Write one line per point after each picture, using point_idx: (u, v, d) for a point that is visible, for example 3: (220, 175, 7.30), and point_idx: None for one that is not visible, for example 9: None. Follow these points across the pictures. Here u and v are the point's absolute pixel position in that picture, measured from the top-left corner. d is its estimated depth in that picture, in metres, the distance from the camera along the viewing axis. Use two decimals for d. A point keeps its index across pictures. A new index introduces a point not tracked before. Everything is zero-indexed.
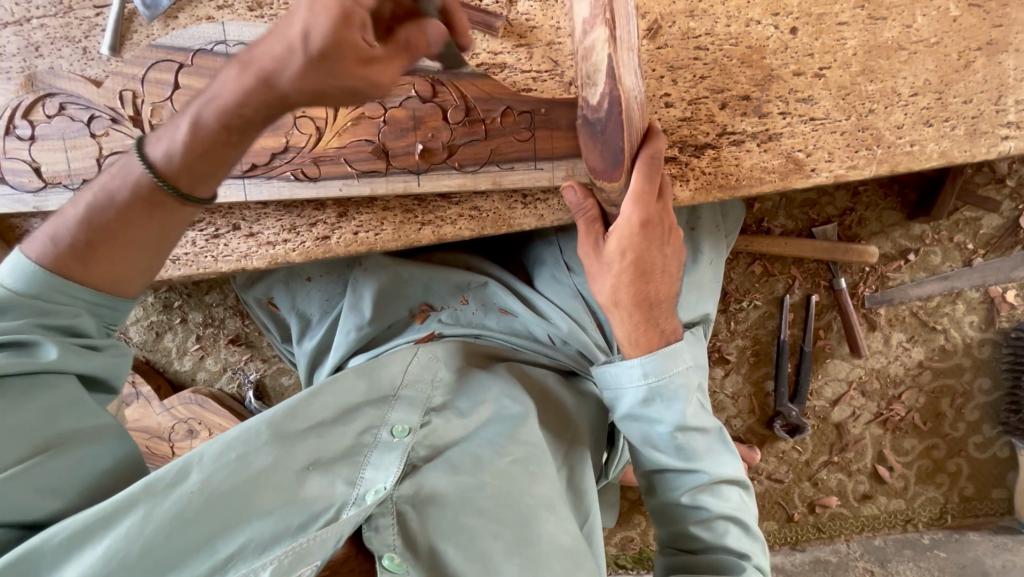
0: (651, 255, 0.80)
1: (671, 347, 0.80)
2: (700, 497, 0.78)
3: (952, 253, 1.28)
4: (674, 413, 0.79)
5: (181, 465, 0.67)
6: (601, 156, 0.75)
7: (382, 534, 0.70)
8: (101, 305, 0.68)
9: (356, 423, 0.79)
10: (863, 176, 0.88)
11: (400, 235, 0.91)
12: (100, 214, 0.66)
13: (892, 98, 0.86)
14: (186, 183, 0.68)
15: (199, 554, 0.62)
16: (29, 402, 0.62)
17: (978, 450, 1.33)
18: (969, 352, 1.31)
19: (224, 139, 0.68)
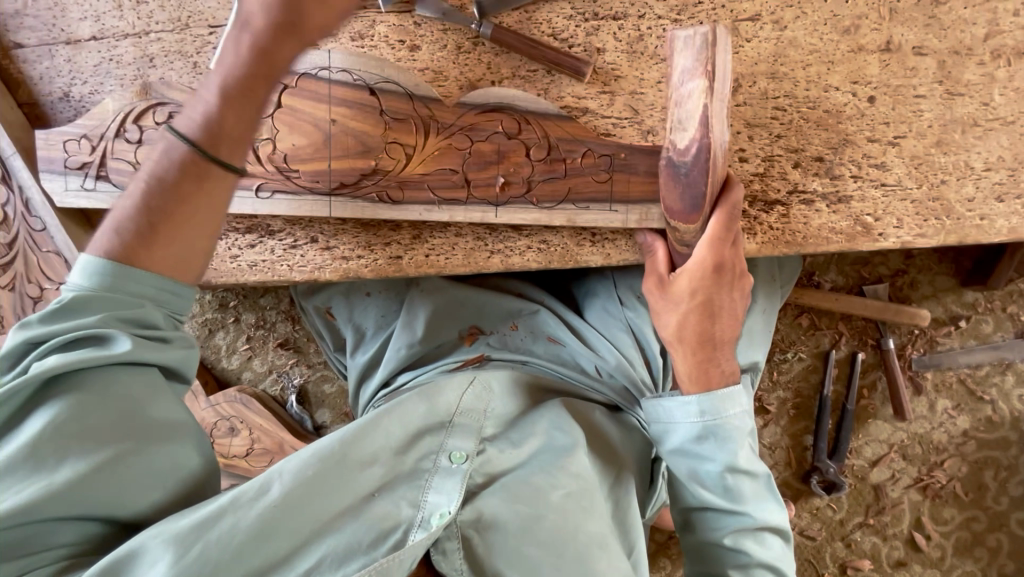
0: (717, 297, 0.83)
1: (726, 387, 0.81)
2: (740, 541, 0.76)
3: (1004, 323, 1.27)
4: (726, 454, 0.78)
5: (262, 481, 0.68)
6: (681, 198, 0.80)
7: (449, 558, 0.73)
8: (161, 288, 0.67)
9: (415, 450, 0.79)
10: (930, 244, 0.89)
11: (470, 261, 0.95)
12: (156, 197, 0.67)
13: (965, 171, 0.88)
14: (224, 149, 0.70)
15: (280, 567, 0.64)
16: (109, 395, 0.62)
17: (1021, 527, 1.30)
18: (1017, 425, 1.29)
19: (255, 90, 0.71)
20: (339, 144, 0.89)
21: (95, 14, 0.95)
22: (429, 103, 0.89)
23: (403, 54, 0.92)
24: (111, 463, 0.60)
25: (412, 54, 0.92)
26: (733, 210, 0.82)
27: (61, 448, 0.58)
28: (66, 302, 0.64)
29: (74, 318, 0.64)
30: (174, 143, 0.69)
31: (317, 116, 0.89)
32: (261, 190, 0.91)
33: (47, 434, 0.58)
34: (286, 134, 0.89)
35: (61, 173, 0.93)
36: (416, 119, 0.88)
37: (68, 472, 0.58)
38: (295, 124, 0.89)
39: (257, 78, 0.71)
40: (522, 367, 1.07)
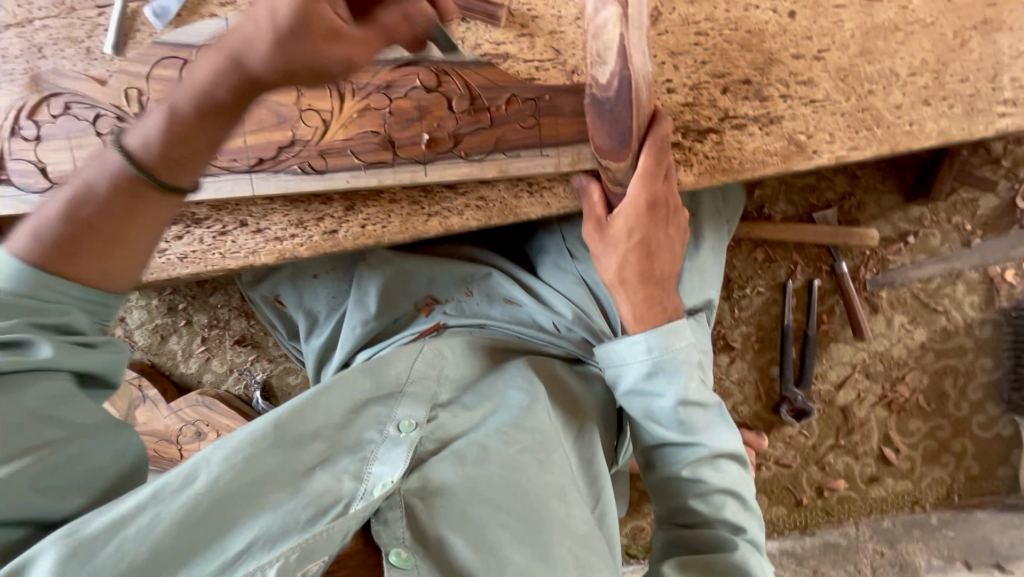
0: (656, 234, 0.83)
1: (672, 322, 0.81)
2: (697, 470, 0.77)
3: (951, 234, 1.29)
4: (676, 387, 0.79)
5: (189, 470, 0.68)
6: (609, 137, 0.76)
7: (391, 528, 0.70)
8: (76, 299, 0.65)
9: (361, 421, 0.79)
10: (865, 156, 0.89)
11: (408, 227, 0.92)
12: (92, 206, 0.65)
13: (891, 78, 0.87)
14: (173, 173, 0.67)
15: (208, 552, 0.62)
16: (20, 398, 0.61)
17: (982, 429, 1.35)
18: (971, 332, 1.32)
19: (218, 117, 0.67)
20: (253, 118, 0.84)
21: None
22: None
23: None
24: (36, 463, 0.60)
25: None
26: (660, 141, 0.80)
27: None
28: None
29: None
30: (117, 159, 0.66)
31: None
32: None
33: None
34: None
35: None
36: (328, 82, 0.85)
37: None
38: None
39: (216, 105, 0.67)
40: (481, 330, 1.07)
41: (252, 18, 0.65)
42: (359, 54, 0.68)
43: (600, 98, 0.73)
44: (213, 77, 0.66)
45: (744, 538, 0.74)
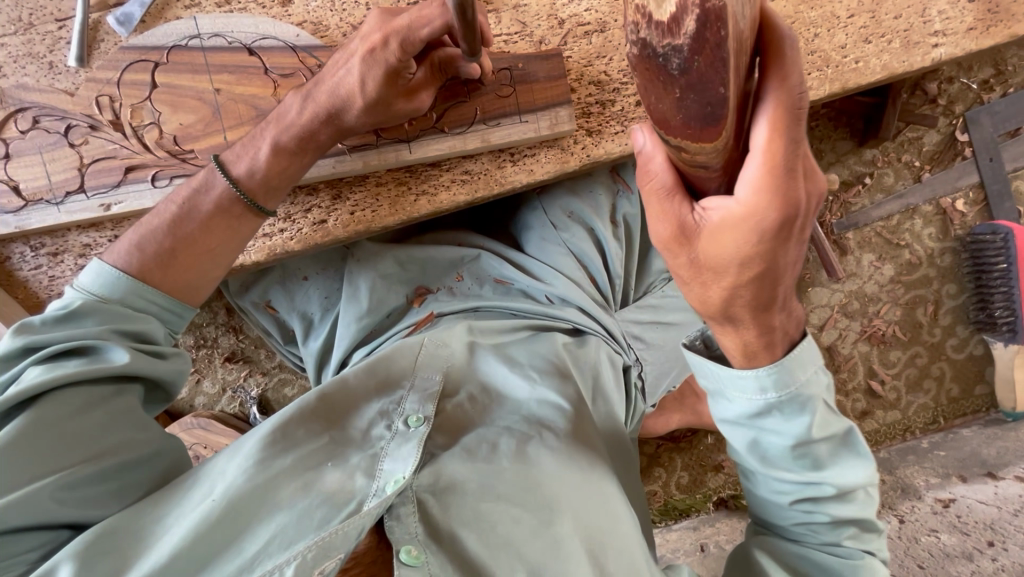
0: (776, 255, 0.47)
1: (795, 355, 0.58)
2: (812, 503, 0.65)
3: (902, 172, 1.38)
4: (797, 428, 0.61)
5: (205, 486, 0.69)
6: (678, 107, 0.35)
7: (403, 523, 0.69)
8: (165, 308, 0.79)
9: (367, 418, 0.81)
10: (820, 95, 0.95)
11: (397, 209, 0.93)
12: (184, 225, 0.79)
13: (833, 21, 0.94)
14: (261, 197, 0.82)
15: (224, 558, 0.63)
16: (88, 411, 0.69)
17: (957, 352, 1.43)
18: (933, 262, 1.41)
19: (304, 151, 0.82)
20: (230, 113, 0.84)
21: None
22: (313, 51, 0.85)
23: (276, 11, 0.87)
24: (75, 473, 0.65)
25: (285, 8, 0.87)
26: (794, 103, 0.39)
27: (35, 461, 0.64)
28: (72, 309, 0.73)
29: (75, 325, 0.72)
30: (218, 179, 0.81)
31: (200, 88, 0.84)
32: (158, 178, 0.84)
33: (16, 441, 0.64)
34: (170, 114, 0.84)
35: None
36: (303, 70, 0.85)
37: (34, 485, 0.62)
38: (178, 102, 0.84)
39: (308, 142, 0.81)
40: (474, 313, 1.06)
41: (341, 77, 0.77)
42: (424, 97, 0.82)
43: (668, 55, 0.32)
44: (310, 127, 0.80)
45: (874, 571, 0.65)
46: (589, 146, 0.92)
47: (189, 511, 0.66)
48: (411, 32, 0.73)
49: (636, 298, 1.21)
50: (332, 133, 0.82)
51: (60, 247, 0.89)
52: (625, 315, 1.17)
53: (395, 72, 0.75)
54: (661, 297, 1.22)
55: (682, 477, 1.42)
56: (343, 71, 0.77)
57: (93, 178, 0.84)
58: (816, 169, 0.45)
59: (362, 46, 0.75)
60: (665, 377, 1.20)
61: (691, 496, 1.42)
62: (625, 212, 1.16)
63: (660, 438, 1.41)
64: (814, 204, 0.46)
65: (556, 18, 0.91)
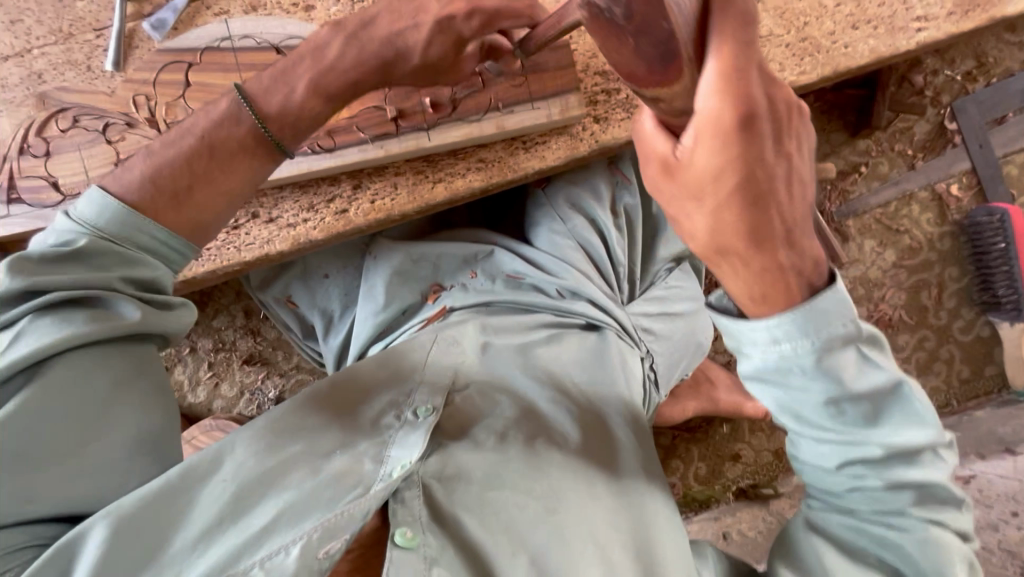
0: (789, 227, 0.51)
1: (821, 301, 0.54)
2: (860, 468, 0.62)
3: (897, 160, 1.43)
4: (824, 387, 0.58)
5: (215, 453, 0.75)
6: (636, 54, 0.42)
7: (408, 506, 0.74)
8: (174, 249, 0.75)
9: (377, 404, 0.84)
10: (813, 78, 1.01)
11: (416, 196, 0.97)
12: (195, 164, 0.75)
13: (821, 10, 1.00)
14: (288, 141, 0.80)
15: (236, 530, 0.69)
16: (96, 369, 0.68)
17: (964, 334, 1.45)
18: (934, 246, 1.44)
19: (336, 97, 0.81)
20: None
21: None
22: None
23: (300, 15, 0.93)
24: (83, 454, 0.66)
25: (308, 13, 0.93)
26: (750, 49, 0.43)
27: (45, 441, 0.64)
28: (78, 246, 0.68)
29: (80, 264, 0.69)
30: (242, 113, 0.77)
31: (230, 85, 0.89)
32: None
33: (21, 419, 0.63)
34: (203, 110, 0.89)
35: None
36: None
37: (43, 471, 0.64)
38: (209, 99, 0.89)
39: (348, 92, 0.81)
40: (488, 308, 1.07)
41: (414, 22, 0.79)
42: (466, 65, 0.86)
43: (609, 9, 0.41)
44: (349, 74, 0.80)
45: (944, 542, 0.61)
46: (597, 133, 0.97)
47: (199, 491, 0.71)
48: (495, 16, 0.81)
49: (643, 291, 1.20)
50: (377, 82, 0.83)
51: None
52: (633, 308, 1.15)
53: (461, 42, 0.81)
54: (665, 288, 1.20)
55: (700, 469, 1.42)
56: (412, 23, 0.79)
57: None
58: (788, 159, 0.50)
59: (437, 9, 0.78)
60: (677, 364, 1.20)
61: (709, 487, 1.41)
62: (626, 202, 1.19)
63: (676, 429, 1.41)
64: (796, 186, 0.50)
65: None
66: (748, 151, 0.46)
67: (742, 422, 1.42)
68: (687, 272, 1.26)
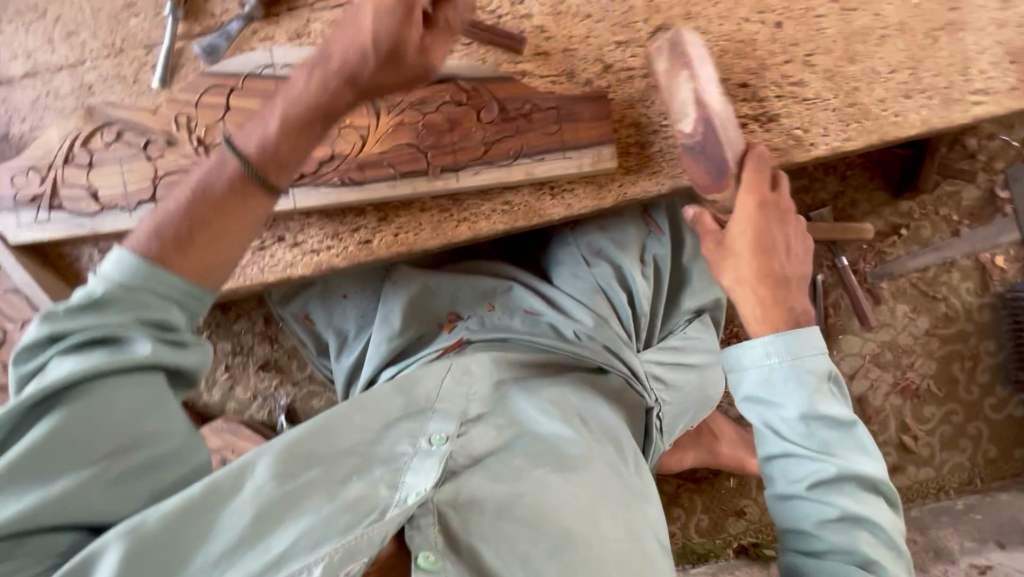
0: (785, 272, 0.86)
1: (800, 331, 0.81)
2: (825, 489, 0.76)
3: (940, 225, 1.37)
4: (800, 399, 0.78)
5: (240, 467, 0.74)
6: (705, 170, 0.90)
7: (424, 533, 0.74)
8: (185, 293, 0.74)
9: (393, 435, 0.83)
10: (857, 146, 0.97)
11: (439, 233, 0.97)
12: (193, 209, 0.76)
13: (873, 76, 0.97)
14: (272, 172, 0.79)
15: (254, 551, 0.67)
16: (116, 399, 0.68)
17: (995, 411, 1.39)
18: (971, 317, 1.38)
19: (308, 126, 0.80)
20: None
21: (26, 52, 0.96)
22: None
23: None
24: (108, 466, 0.66)
25: None
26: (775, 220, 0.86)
27: (72, 455, 0.65)
28: (97, 296, 0.69)
29: (97, 313, 0.69)
30: (228, 159, 0.78)
31: None
32: None
33: (54, 434, 0.64)
34: None
35: (11, 210, 0.91)
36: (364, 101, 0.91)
37: (71, 480, 0.64)
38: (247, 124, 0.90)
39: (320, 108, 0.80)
40: (502, 344, 1.06)
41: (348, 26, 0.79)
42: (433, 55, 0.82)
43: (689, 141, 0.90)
44: (320, 100, 0.80)
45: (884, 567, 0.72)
46: (626, 185, 0.96)
47: (221, 511, 0.69)
48: None
49: (660, 339, 1.17)
50: (337, 101, 0.81)
51: None
52: (647, 356, 1.13)
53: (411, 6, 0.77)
54: (683, 340, 1.19)
55: (701, 521, 1.39)
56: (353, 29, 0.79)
57: (165, 190, 0.90)
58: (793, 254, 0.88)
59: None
60: (684, 417, 1.20)
61: (710, 540, 1.38)
62: (655, 252, 1.16)
63: (680, 477, 1.39)
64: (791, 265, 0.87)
65: (601, 63, 0.97)
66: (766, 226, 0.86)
67: (750, 477, 1.38)
68: (707, 325, 1.24)
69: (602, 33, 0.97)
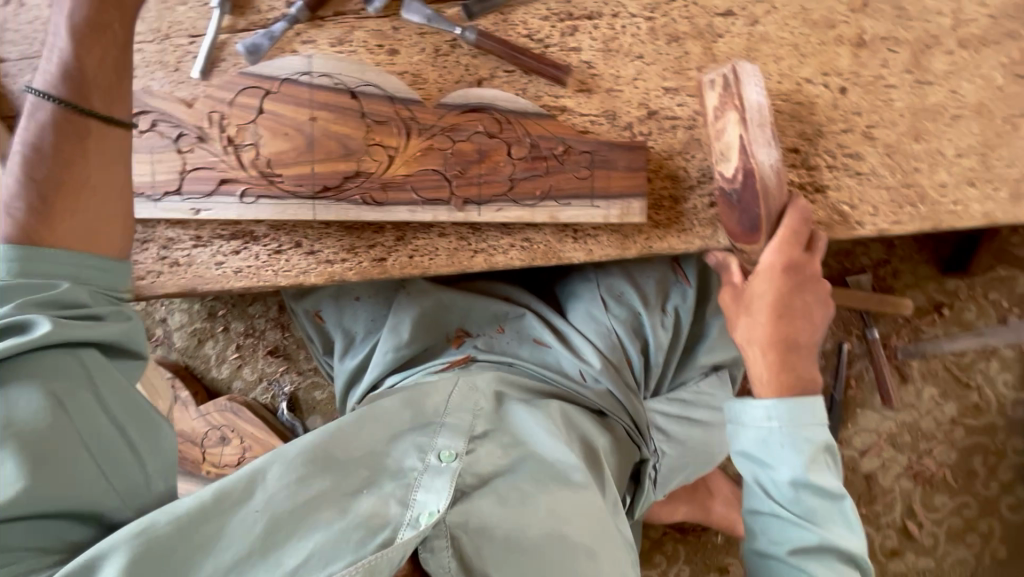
0: (797, 337, 0.82)
1: (807, 398, 0.78)
2: (805, 557, 0.70)
3: (986, 310, 1.29)
4: (792, 463, 0.75)
5: (249, 477, 0.65)
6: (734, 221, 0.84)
7: (438, 557, 0.66)
8: (84, 266, 0.66)
9: (403, 447, 0.74)
10: (908, 230, 0.91)
11: (454, 260, 0.95)
12: (38, 169, 0.65)
13: (937, 158, 0.90)
14: (100, 103, 0.68)
15: (266, 561, 0.60)
16: (41, 377, 0.60)
17: (1012, 512, 1.31)
18: (1003, 410, 1.30)
19: (110, 39, 0.69)
20: (322, 147, 0.89)
21: None
22: (410, 105, 0.90)
23: (382, 58, 0.93)
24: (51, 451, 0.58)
25: (391, 58, 0.93)
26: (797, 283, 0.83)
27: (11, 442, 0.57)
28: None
29: None
30: (44, 107, 0.67)
31: (299, 120, 0.89)
32: (245, 195, 0.90)
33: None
34: (270, 140, 0.89)
35: None
36: (397, 120, 0.89)
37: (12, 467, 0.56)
38: (277, 130, 0.89)
39: (108, 11, 0.69)
40: (507, 368, 1.04)
41: None
42: None
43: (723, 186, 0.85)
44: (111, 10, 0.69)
45: None
46: (652, 238, 0.93)
47: (228, 520, 0.61)
48: None
49: (670, 390, 1.14)
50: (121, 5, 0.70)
51: (149, 236, 0.98)
52: (652, 405, 1.10)
53: None
54: (695, 394, 1.14)
55: (682, 571, 1.37)
56: None
57: (190, 185, 0.90)
58: (812, 321, 0.83)
59: None
60: (683, 471, 1.15)
61: None
62: (677, 303, 1.12)
63: (667, 525, 1.36)
64: (807, 332, 0.82)
65: (646, 108, 0.93)
66: (788, 290, 0.82)
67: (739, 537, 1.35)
68: (724, 381, 1.18)
69: (652, 75, 0.93)
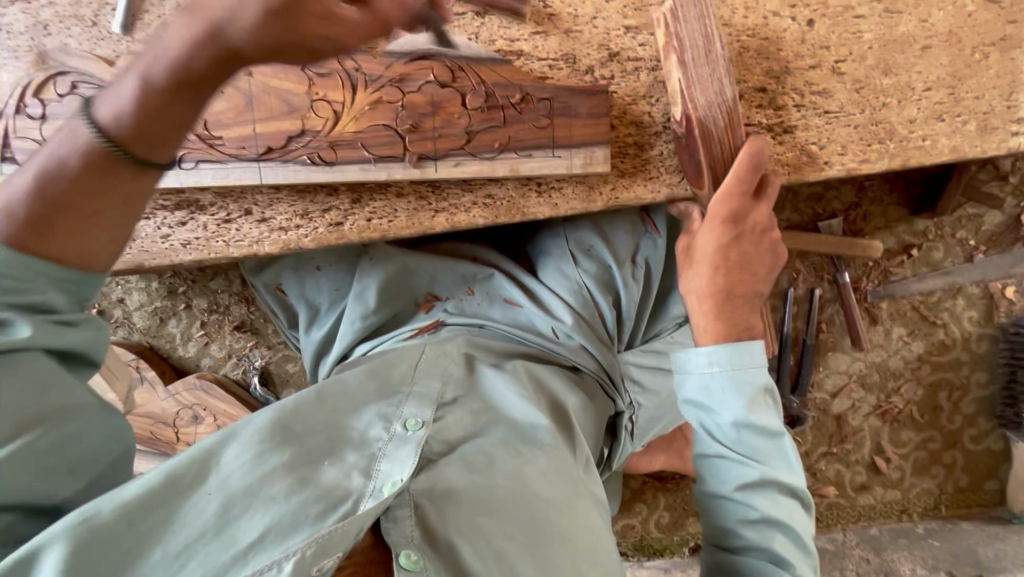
0: (739, 288, 0.81)
1: (745, 342, 0.75)
2: (750, 492, 0.69)
3: (954, 249, 1.30)
4: (733, 407, 0.72)
5: (194, 457, 0.61)
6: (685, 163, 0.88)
7: (400, 526, 0.61)
8: (43, 274, 0.54)
9: (364, 419, 0.71)
10: (875, 169, 0.89)
11: (414, 222, 0.91)
12: (51, 187, 0.54)
13: (906, 92, 0.87)
14: (141, 146, 0.55)
15: (219, 542, 0.55)
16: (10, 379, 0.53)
17: (974, 442, 1.37)
18: (968, 346, 1.34)
19: (186, 90, 0.55)
20: (263, 106, 0.82)
21: None
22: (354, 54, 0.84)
23: None
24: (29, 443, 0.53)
25: None
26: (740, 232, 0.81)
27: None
28: None
29: None
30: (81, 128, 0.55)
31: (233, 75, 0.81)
32: (184, 160, 0.83)
33: None
34: None
35: None
36: (340, 71, 0.83)
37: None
38: None
39: (199, 73, 0.55)
40: (478, 330, 1.01)
41: None
42: None
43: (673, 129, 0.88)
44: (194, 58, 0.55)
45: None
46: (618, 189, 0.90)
47: (179, 503, 0.57)
48: None
49: (642, 342, 1.13)
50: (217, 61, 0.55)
51: None
52: (626, 358, 1.10)
53: None
54: (667, 345, 1.14)
55: (663, 517, 1.41)
56: None
57: None
58: (756, 270, 0.82)
59: None
60: (656, 422, 1.16)
61: (668, 536, 1.41)
62: (647, 255, 1.10)
63: (647, 475, 1.39)
64: (750, 280, 0.81)
65: (607, 49, 0.90)
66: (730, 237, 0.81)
67: None
68: None
69: (612, 13, 0.90)
